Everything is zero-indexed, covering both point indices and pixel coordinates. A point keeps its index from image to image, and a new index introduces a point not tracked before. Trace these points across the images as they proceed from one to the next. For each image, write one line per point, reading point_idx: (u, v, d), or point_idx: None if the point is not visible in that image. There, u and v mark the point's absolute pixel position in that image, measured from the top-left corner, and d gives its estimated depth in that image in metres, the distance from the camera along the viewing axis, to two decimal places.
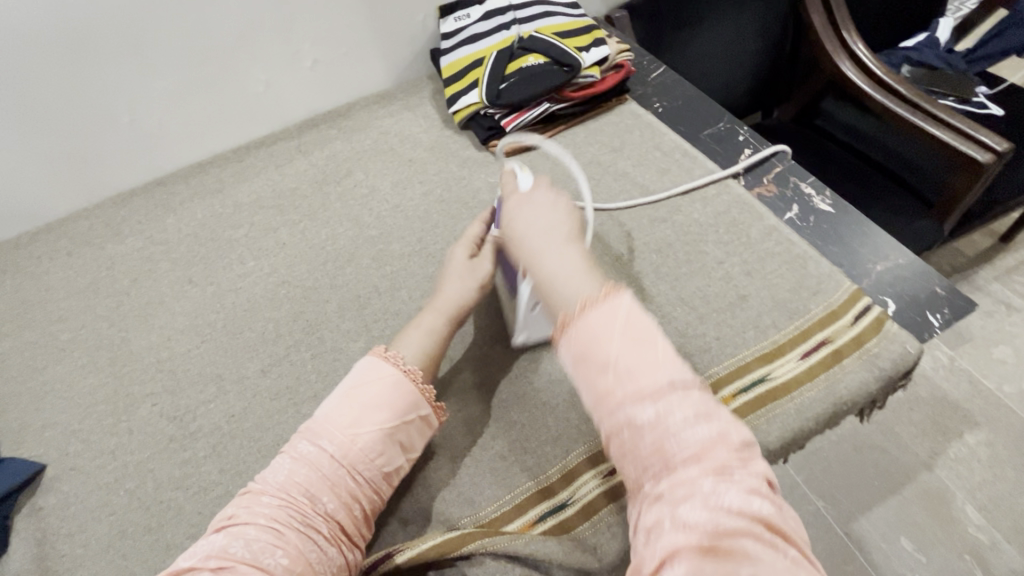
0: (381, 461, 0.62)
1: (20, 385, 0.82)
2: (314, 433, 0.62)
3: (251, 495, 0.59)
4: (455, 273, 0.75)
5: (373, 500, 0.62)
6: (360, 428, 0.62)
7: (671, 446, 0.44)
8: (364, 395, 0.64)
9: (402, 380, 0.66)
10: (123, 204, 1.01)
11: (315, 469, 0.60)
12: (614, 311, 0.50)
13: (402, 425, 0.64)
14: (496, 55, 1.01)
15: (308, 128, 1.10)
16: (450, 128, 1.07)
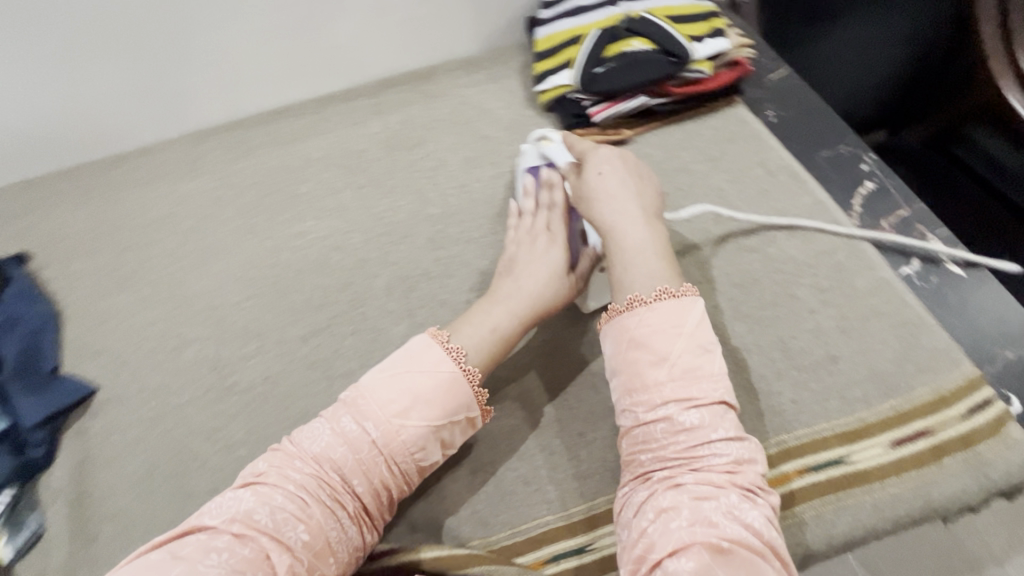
0: (419, 455, 0.59)
1: (87, 306, 0.86)
2: (359, 410, 0.58)
3: (284, 454, 0.58)
4: (539, 276, 0.69)
5: (402, 488, 0.60)
6: (406, 420, 0.58)
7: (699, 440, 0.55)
8: (413, 384, 0.59)
9: (457, 378, 0.60)
10: (202, 142, 1.02)
11: (355, 449, 0.57)
12: (682, 315, 0.59)
13: (447, 425, 0.59)
14: (597, 35, 0.91)
15: (387, 87, 1.05)
16: (532, 107, 0.99)
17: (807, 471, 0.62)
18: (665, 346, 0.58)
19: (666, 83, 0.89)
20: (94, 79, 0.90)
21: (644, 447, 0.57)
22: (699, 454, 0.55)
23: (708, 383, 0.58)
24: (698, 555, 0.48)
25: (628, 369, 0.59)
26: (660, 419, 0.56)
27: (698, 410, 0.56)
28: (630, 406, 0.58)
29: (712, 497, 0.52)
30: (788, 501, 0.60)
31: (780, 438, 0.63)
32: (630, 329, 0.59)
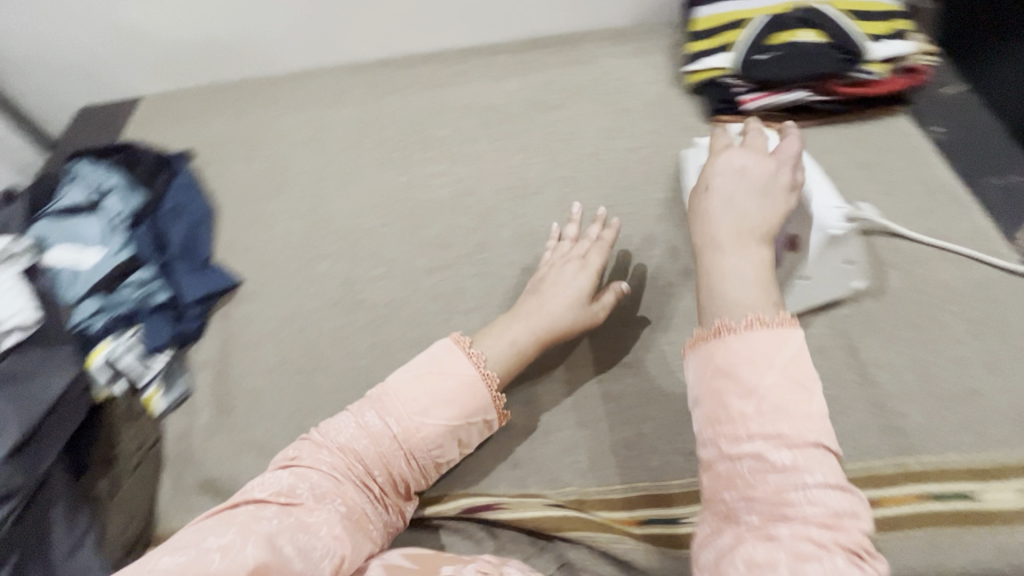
0: (437, 451, 0.61)
1: (240, 208, 0.94)
2: (383, 405, 0.61)
3: (311, 443, 0.60)
4: (559, 303, 0.69)
5: (419, 482, 0.62)
6: (427, 416, 0.60)
7: (794, 495, 0.40)
8: (436, 384, 0.61)
9: (477, 381, 0.63)
10: (352, 74, 1.08)
11: (378, 443, 0.60)
12: (781, 345, 0.44)
13: (465, 425, 0.62)
14: (765, 21, 0.87)
15: (533, 47, 1.06)
16: (676, 87, 0.97)
17: (928, 498, 0.59)
18: (761, 377, 0.43)
19: (832, 81, 0.85)
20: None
21: (725, 487, 0.43)
22: (794, 503, 0.40)
23: (812, 416, 0.42)
24: None
25: (709, 398, 0.45)
26: (745, 455, 0.42)
27: (795, 450, 0.41)
28: (712, 438, 0.44)
29: (814, 558, 0.38)
30: (902, 522, 0.59)
31: (904, 458, 0.61)
32: (718, 354, 0.45)
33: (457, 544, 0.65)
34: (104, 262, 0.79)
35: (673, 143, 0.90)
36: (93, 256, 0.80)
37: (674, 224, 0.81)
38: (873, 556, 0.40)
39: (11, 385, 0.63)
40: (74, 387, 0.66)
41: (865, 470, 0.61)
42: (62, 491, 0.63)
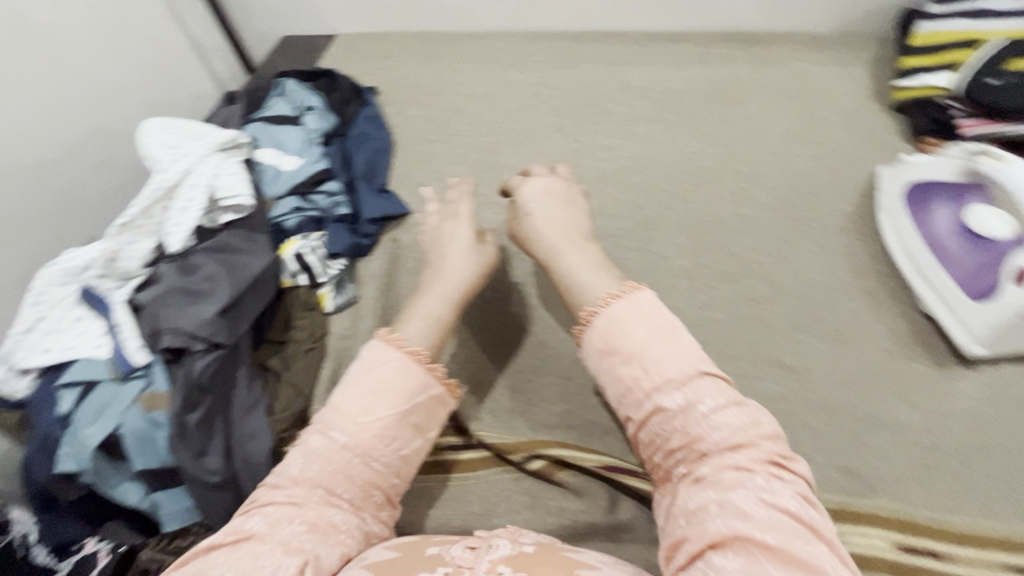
0: (396, 445, 0.54)
1: (415, 146, 1.00)
2: (324, 423, 0.53)
3: (263, 492, 0.51)
4: (459, 264, 0.65)
5: (393, 483, 0.55)
6: (372, 414, 0.53)
7: (701, 431, 0.46)
8: (370, 378, 0.54)
9: (409, 361, 0.55)
10: (535, 42, 1.11)
11: (324, 462, 0.51)
12: (636, 306, 0.51)
13: (414, 407, 0.55)
14: (1005, 43, 0.81)
15: (721, 41, 1.04)
16: (876, 100, 0.91)
17: None
18: (654, 347, 0.49)
19: None
20: None
21: (652, 447, 0.49)
22: (708, 439, 0.46)
23: (643, 330, 0.50)
24: (745, 549, 0.39)
25: (611, 380, 0.51)
26: (649, 412, 0.49)
27: (688, 394, 0.48)
28: (627, 412, 0.50)
29: (738, 484, 0.43)
30: None
31: None
32: (611, 332, 0.51)
33: (588, 496, 0.66)
34: (302, 168, 0.86)
35: (866, 157, 0.85)
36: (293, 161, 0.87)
37: (858, 238, 0.77)
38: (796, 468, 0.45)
39: (227, 254, 0.72)
40: (271, 269, 0.73)
41: (996, 532, 0.56)
42: (247, 355, 0.70)
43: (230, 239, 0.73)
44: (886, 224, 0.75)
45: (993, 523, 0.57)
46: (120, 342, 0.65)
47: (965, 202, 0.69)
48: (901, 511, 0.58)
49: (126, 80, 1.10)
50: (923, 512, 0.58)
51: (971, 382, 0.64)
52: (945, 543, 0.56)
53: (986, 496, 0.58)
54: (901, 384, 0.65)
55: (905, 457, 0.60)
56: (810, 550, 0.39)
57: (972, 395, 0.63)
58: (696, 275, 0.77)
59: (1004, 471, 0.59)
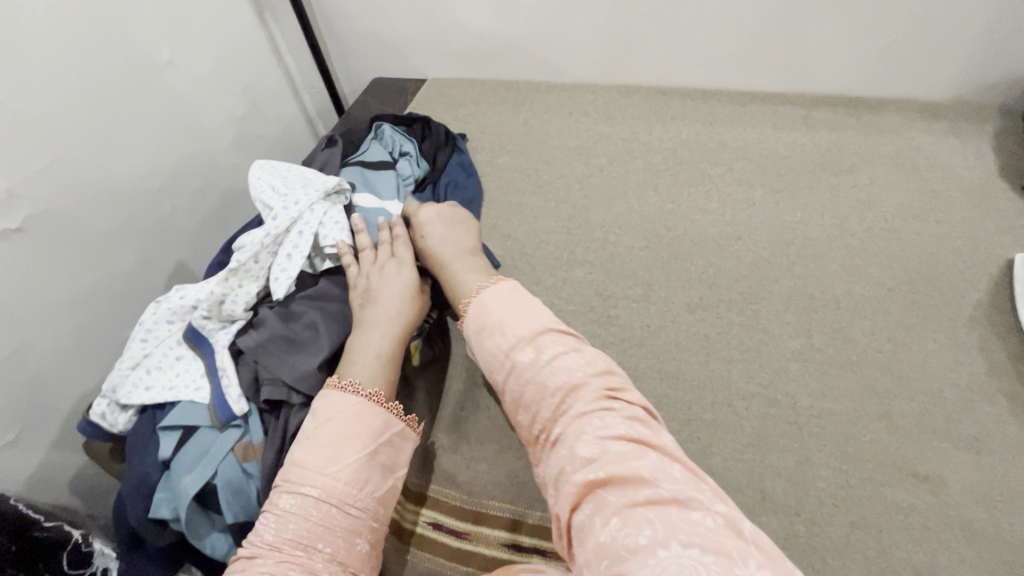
0: (369, 488, 0.61)
1: (504, 195, 0.99)
2: (292, 483, 0.60)
3: (244, 561, 0.57)
4: (393, 301, 0.73)
5: (373, 528, 0.61)
6: (338, 463, 0.60)
7: (550, 380, 0.58)
8: (330, 430, 0.62)
9: (367, 404, 0.64)
10: (627, 97, 1.10)
11: (303, 518, 0.58)
12: (502, 291, 0.67)
13: (378, 447, 0.63)
14: None
15: (825, 105, 1.01)
16: (1003, 180, 0.85)
17: None
18: (511, 323, 0.63)
19: None
20: (579, 18, 1.05)
21: (524, 407, 0.60)
22: (550, 383, 0.58)
23: (515, 315, 0.64)
24: (596, 497, 0.49)
25: (491, 358, 0.63)
26: (518, 377, 0.60)
27: (536, 347, 0.61)
28: (502, 386, 0.61)
29: (579, 430, 0.54)
30: None
31: None
32: (478, 321, 0.65)
33: None
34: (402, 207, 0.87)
35: (996, 241, 0.79)
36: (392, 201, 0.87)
37: (993, 333, 0.70)
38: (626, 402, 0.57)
39: (323, 302, 0.75)
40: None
41: None
42: None
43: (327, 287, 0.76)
44: None
45: None
46: (224, 386, 0.66)
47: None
48: None
49: (226, 114, 1.15)
50: None
51: None
52: None
53: None
54: None
55: None
56: (632, 467, 0.50)
57: None
58: (808, 358, 0.72)
59: None
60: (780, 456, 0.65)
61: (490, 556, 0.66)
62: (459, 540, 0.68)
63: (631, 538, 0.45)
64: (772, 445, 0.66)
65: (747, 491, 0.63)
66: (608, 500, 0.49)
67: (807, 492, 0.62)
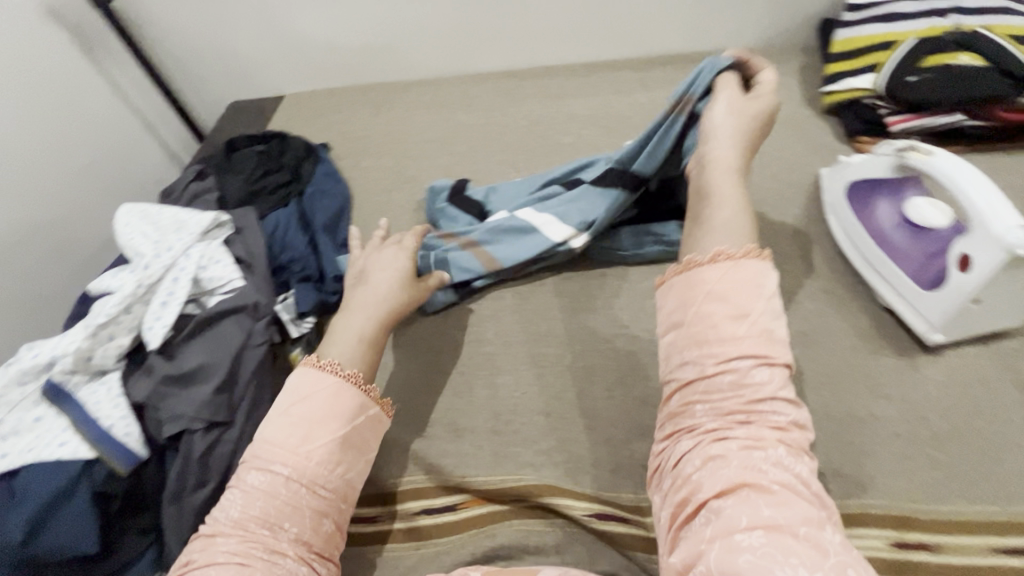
0: (341, 469, 0.59)
1: (373, 196, 1.01)
2: (263, 462, 0.57)
3: (205, 537, 0.55)
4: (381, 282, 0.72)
5: (341, 512, 0.59)
6: (313, 444, 0.57)
7: (759, 400, 0.49)
8: (306, 409, 0.59)
9: (342, 385, 0.61)
10: (482, 83, 1.14)
11: (271, 496, 0.55)
12: (754, 271, 0.53)
13: (354, 428, 0.60)
14: (916, 42, 0.85)
15: (658, 66, 1.09)
16: (808, 107, 0.96)
17: None
18: (744, 300, 0.52)
19: (994, 105, 0.81)
20: (419, 14, 1.08)
21: (701, 395, 0.51)
22: (758, 403, 0.49)
23: (761, 302, 0.52)
24: (747, 497, 0.44)
25: (696, 320, 0.52)
26: (724, 369, 0.50)
27: (764, 370, 0.50)
28: (691, 357, 0.52)
29: (760, 446, 0.47)
30: None
31: None
32: (692, 285, 0.54)
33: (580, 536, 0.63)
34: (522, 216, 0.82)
35: (806, 161, 0.89)
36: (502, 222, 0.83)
37: (810, 239, 0.79)
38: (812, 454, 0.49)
39: (206, 336, 0.71)
40: (247, 340, 0.71)
41: (887, 510, 0.57)
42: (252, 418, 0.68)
43: (210, 317, 0.72)
44: (834, 228, 0.77)
45: (981, 507, 0.56)
46: (106, 428, 0.64)
47: (902, 198, 0.72)
48: (900, 508, 0.57)
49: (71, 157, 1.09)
50: (907, 504, 0.57)
51: (940, 367, 0.65)
52: (939, 535, 0.55)
53: (971, 481, 0.58)
54: (872, 377, 0.65)
55: (887, 450, 0.60)
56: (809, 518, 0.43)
57: (943, 380, 0.64)
58: None
59: (985, 455, 0.59)
60: (644, 387, 0.70)
61: (395, 531, 0.67)
62: (364, 522, 0.68)
63: (782, 568, 0.39)
64: (637, 378, 0.70)
65: (618, 426, 0.67)
66: (761, 511, 0.43)
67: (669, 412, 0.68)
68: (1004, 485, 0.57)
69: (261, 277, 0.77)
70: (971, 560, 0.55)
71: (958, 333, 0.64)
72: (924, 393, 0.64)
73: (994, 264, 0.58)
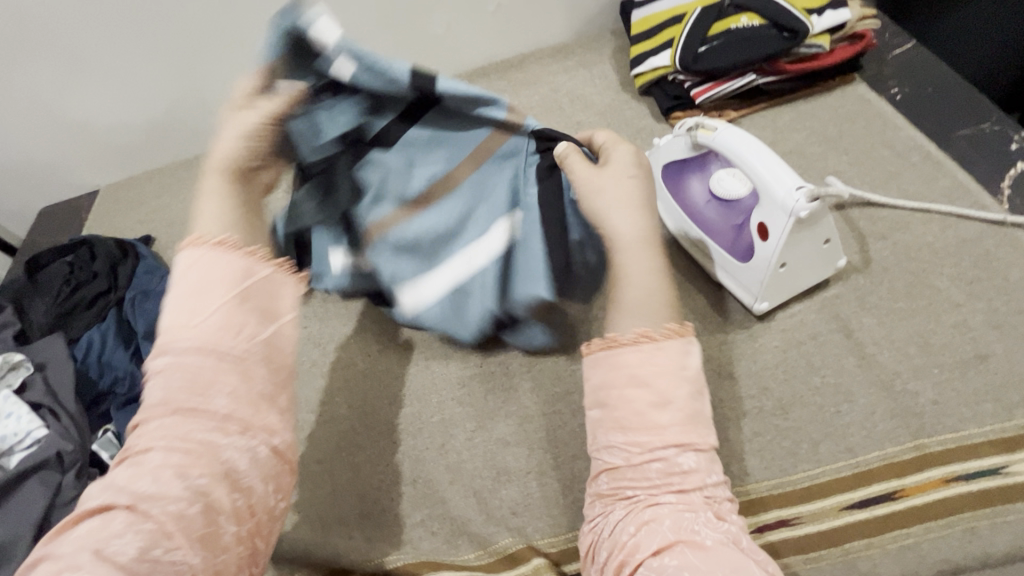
0: (251, 333, 0.45)
1: None
2: (169, 336, 0.44)
3: (137, 427, 0.42)
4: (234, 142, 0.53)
5: (271, 365, 0.46)
6: (203, 311, 0.44)
7: (686, 476, 0.49)
8: (190, 281, 0.46)
9: (228, 259, 0.47)
10: None
11: (193, 358, 0.43)
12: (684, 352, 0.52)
13: (249, 294, 0.46)
14: (701, 12, 0.85)
15: (479, 77, 1.06)
16: (626, 92, 0.96)
17: (956, 480, 0.54)
18: (665, 386, 0.50)
19: (778, 60, 0.83)
20: (214, 75, 0.99)
21: (630, 477, 0.50)
22: (685, 478, 0.49)
23: (684, 386, 0.50)
24: (683, 555, 0.44)
25: (620, 406, 0.51)
26: (653, 458, 0.49)
27: (687, 451, 0.50)
28: (618, 443, 0.51)
29: (691, 512, 0.48)
30: (932, 513, 0.53)
31: (919, 441, 0.56)
32: (619, 361, 0.52)
33: None
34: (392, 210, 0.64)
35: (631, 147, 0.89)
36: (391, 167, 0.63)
37: None
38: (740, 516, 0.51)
39: (7, 505, 0.61)
40: (55, 499, 0.62)
41: (745, 497, 0.57)
42: None
43: (8, 483, 0.62)
44: (660, 209, 0.77)
45: (828, 466, 0.57)
46: None
47: (709, 172, 0.71)
48: (755, 491, 0.57)
49: None
50: (759, 484, 0.57)
51: (774, 333, 0.66)
52: (794, 507, 0.56)
53: (816, 442, 0.58)
54: (715, 358, 0.65)
55: (739, 432, 0.60)
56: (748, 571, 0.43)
57: (779, 345, 0.65)
58: None
59: (826, 412, 0.60)
60: (505, 426, 0.67)
61: None
62: None
63: None
64: (497, 418, 0.67)
65: (485, 475, 0.64)
66: (698, 562, 0.43)
67: (533, 446, 0.65)
68: (846, 438, 0.58)
69: (66, 417, 0.68)
70: (829, 525, 0.54)
71: (780, 298, 0.65)
72: (765, 361, 0.64)
73: (786, 230, 0.59)
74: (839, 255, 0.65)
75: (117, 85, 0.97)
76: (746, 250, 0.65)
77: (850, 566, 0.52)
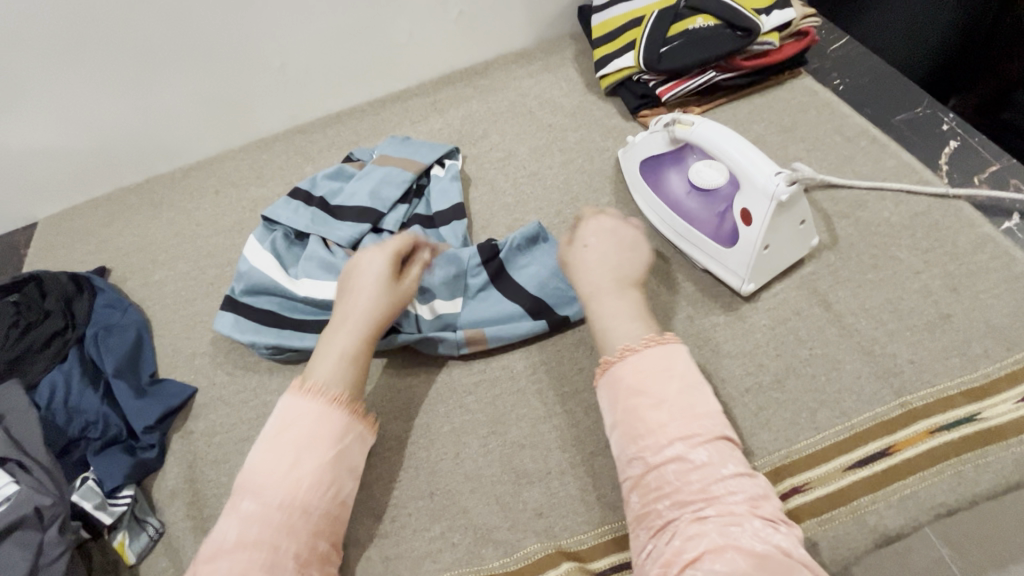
0: (335, 489, 0.55)
1: (174, 312, 0.87)
2: (254, 486, 0.53)
3: (199, 565, 0.50)
4: (379, 295, 0.65)
5: (335, 526, 0.56)
6: (303, 467, 0.54)
7: (716, 484, 0.50)
8: (293, 433, 0.55)
9: (330, 407, 0.57)
10: (266, 149, 1.04)
11: (264, 520, 0.52)
12: (674, 355, 0.57)
13: (342, 448, 0.57)
14: (659, 15, 0.90)
15: (443, 85, 1.06)
16: (592, 94, 0.99)
17: (939, 430, 0.60)
18: (660, 388, 0.55)
19: (735, 57, 0.89)
20: (164, 95, 0.93)
21: (660, 492, 0.52)
22: (713, 484, 0.50)
23: (677, 384, 0.56)
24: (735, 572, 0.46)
25: (629, 418, 0.55)
26: (669, 460, 0.52)
27: (709, 452, 0.52)
28: (636, 452, 0.54)
29: (737, 526, 0.48)
30: (925, 463, 0.58)
31: (903, 398, 0.62)
32: (622, 381, 0.57)
33: None
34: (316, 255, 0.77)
35: (604, 146, 0.92)
36: (338, 237, 0.78)
37: (628, 223, 0.81)
38: (785, 518, 0.51)
39: None
40: (39, 560, 0.56)
41: (763, 469, 0.60)
42: None
43: None
44: (641, 204, 0.80)
45: (827, 431, 0.61)
46: None
47: (686, 164, 0.74)
48: (769, 463, 0.60)
49: None
50: (772, 455, 0.60)
51: (761, 312, 0.69)
52: (804, 473, 0.59)
53: (813, 410, 0.62)
54: (711, 342, 0.68)
55: (742, 410, 0.63)
56: None
57: (767, 323, 0.69)
58: None
59: (817, 380, 0.64)
60: (518, 429, 0.67)
61: None
62: None
63: None
64: (508, 422, 0.68)
65: (504, 480, 0.64)
66: None
67: (548, 445, 0.66)
68: (838, 403, 0.62)
69: (40, 470, 0.62)
70: (837, 486, 0.58)
71: (764, 279, 0.69)
72: (756, 341, 0.68)
73: (769, 214, 0.64)
74: (813, 234, 0.70)
75: (53, 113, 0.91)
76: (731, 235, 0.69)
77: (860, 521, 0.56)
